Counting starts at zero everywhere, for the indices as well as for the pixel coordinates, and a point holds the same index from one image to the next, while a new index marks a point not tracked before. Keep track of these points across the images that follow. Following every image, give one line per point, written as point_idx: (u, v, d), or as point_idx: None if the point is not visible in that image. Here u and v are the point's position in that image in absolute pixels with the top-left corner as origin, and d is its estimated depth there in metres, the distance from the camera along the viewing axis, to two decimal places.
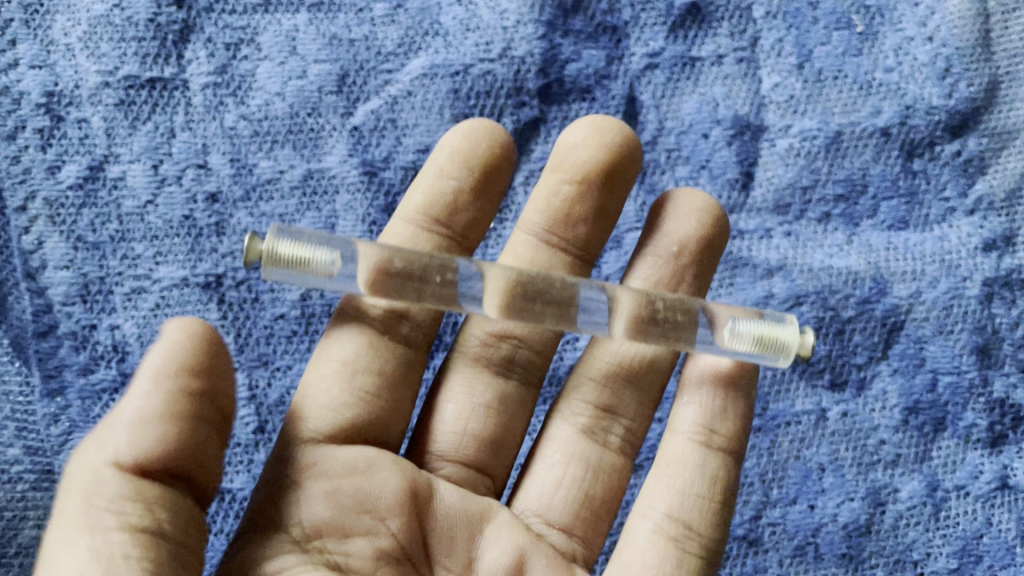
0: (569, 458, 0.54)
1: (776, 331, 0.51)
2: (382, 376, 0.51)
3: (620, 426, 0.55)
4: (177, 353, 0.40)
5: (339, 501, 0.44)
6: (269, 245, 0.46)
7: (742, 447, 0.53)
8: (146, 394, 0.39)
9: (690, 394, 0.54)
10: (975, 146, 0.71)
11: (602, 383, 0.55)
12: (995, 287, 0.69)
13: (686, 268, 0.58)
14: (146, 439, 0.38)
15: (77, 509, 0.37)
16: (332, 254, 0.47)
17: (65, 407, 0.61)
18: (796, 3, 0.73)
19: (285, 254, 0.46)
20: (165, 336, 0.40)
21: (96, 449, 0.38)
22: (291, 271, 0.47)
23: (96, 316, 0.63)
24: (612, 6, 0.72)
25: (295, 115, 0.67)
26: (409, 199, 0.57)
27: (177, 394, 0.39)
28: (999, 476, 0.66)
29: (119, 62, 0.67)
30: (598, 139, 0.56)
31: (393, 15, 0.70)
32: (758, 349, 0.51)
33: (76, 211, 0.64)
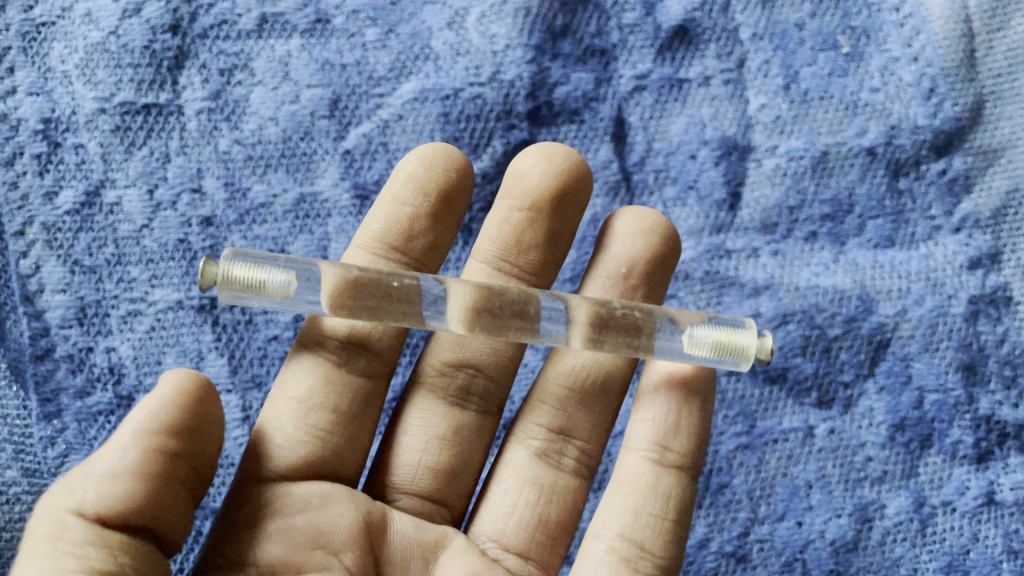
0: (523, 483, 0.56)
1: (734, 335, 0.52)
2: (336, 413, 0.52)
3: (575, 447, 0.57)
4: (161, 411, 0.43)
5: (293, 539, 0.46)
6: (222, 270, 0.48)
7: (697, 463, 0.54)
8: (122, 447, 0.42)
9: (644, 410, 0.55)
10: (960, 165, 0.72)
11: (556, 407, 0.57)
12: (981, 304, 0.69)
13: (635, 289, 0.59)
14: (114, 492, 0.41)
15: (43, 551, 0.40)
16: (284, 275, 0.49)
17: (62, 430, 0.62)
18: (782, 25, 0.74)
19: (239, 276, 0.48)
20: (156, 393, 0.43)
21: (67, 494, 0.41)
22: (246, 293, 0.49)
23: (93, 338, 0.64)
24: (600, 30, 0.73)
25: (288, 139, 0.69)
26: (365, 224, 0.59)
27: (151, 451, 0.42)
28: (985, 492, 0.66)
29: (115, 89, 0.68)
30: (547, 165, 0.59)
31: (384, 40, 0.71)
32: (717, 354, 0.52)
33: (73, 235, 0.66)
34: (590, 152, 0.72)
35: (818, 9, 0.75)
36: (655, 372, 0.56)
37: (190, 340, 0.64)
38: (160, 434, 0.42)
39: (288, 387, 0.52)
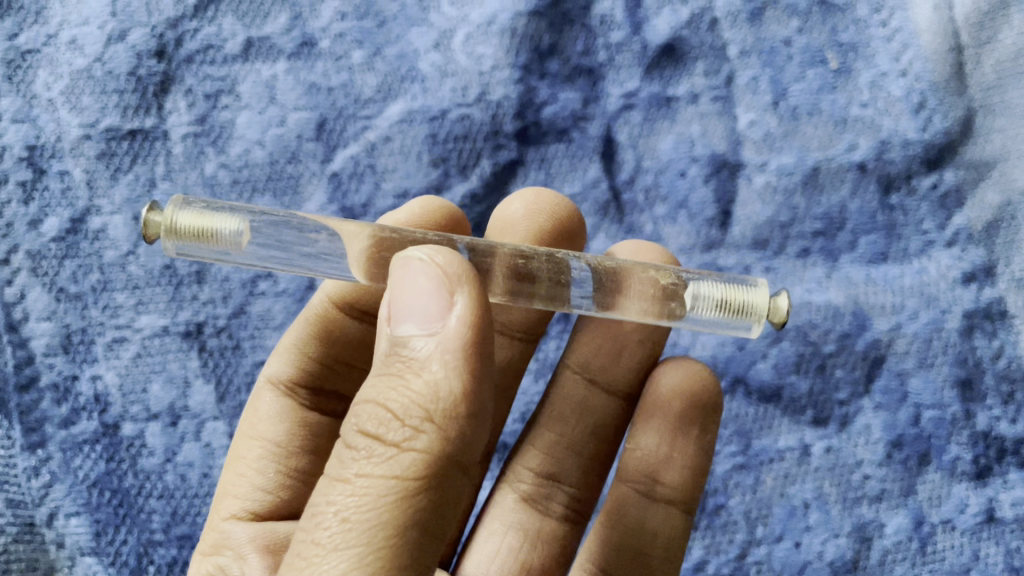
0: (507, 529, 0.57)
1: (741, 293, 0.44)
2: (317, 454, 0.58)
3: (563, 492, 0.58)
4: (471, 337, 0.37)
5: None
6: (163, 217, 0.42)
7: (687, 496, 0.55)
8: (452, 362, 0.36)
9: (636, 439, 0.55)
10: (952, 179, 0.71)
11: (543, 453, 0.58)
12: (975, 318, 0.68)
13: (629, 336, 0.56)
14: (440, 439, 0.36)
15: (360, 533, 0.35)
16: (238, 222, 0.43)
17: (46, 460, 0.61)
18: (770, 41, 0.74)
19: (186, 227, 0.42)
20: (462, 310, 0.37)
21: (388, 449, 0.36)
22: (196, 245, 0.43)
23: (78, 367, 0.63)
24: (587, 49, 0.73)
25: (275, 163, 0.68)
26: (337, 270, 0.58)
27: (475, 381, 0.37)
28: (986, 509, 0.64)
29: (99, 114, 0.68)
30: (531, 224, 0.58)
31: (371, 62, 0.71)
32: (724, 315, 0.44)
33: (59, 262, 0.65)
34: (580, 172, 0.72)
35: (806, 25, 0.75)
36: (649, 402, 0.55)
37: (177, 366, 0.63)
38: (440, 339, 0.37)
39: (262, 427, 0.58)
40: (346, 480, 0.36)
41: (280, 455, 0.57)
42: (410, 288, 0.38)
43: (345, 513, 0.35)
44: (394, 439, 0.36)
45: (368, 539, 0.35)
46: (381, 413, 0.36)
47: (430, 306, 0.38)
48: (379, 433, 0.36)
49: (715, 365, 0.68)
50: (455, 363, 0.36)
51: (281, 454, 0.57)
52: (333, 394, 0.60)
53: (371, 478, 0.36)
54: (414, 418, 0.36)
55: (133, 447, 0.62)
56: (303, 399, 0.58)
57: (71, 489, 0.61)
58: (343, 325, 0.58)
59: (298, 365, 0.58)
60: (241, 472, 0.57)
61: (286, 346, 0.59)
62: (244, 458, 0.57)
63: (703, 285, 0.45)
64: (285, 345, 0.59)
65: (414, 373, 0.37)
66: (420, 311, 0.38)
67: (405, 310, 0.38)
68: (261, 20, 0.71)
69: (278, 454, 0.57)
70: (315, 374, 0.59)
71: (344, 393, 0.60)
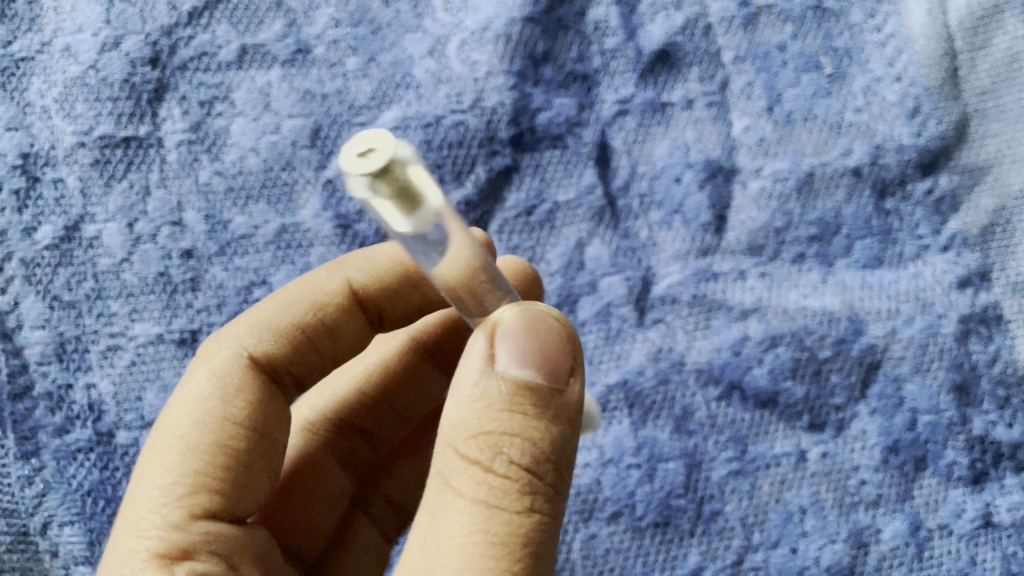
0: None
1: None
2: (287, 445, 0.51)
3: None
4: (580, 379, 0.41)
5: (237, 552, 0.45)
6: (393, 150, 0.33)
7: None
8: (567, 400, 0.40)
9: None
10: (946, 184, 0.71)
11: None
12: (971, 323, 0.68)
13: None
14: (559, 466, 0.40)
15: (503, 552, 0.37)
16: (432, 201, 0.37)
17: (39, 469, 0.61)
18: (764, 47, 0.74)
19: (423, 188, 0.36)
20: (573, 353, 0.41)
21: (520, 476, 0.38)
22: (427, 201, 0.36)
23: (72, 375, 0.63)
24: (582, 56, 0.74)
25: (269, 169, 0.68)
26: (360, 257, 0.55)
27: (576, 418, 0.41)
28: (982, 514, 0.64)
29: (94, 122, 0.68)
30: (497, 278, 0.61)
31: (366, 69, 0.71)
32: None
33: (52, 270, 0.65)
34: (575, 177, 0.71)
35: (800, 31, 0.75)
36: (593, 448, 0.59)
37: (171, 374, 0.63)
38: (564, 395, 0.40)
39: (211, 406, 0.47)
40: (473, 511, 0.38)
41: (229, 453, 0.46)
42: (529, 334, 0.40)
43: (476, 540, 0.37)
44: (527, 478, 0.38)
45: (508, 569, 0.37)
46: (510, 453, 0.38)
47: (543, 346, 0.40)
48: (513, 473, 0.38)
49: (711, 370, 0.68)
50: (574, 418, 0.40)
51: (232, 451, 0.46)
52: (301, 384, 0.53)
53: (505, 504, 0.38)
54: (544, 464, 0.39)
55: (127, 456, 0.61)
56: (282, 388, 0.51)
57: (64, 498, 0.60)
58: (355, 311, 0.54)
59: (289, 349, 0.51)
60: (193, 437, 0.46)
61: (270, 323, 0.52)
62: (193, 446, 0.45)
63: None
64: (269, 318, 0.52)
65: (540, 421, 0.39)
66: (533, 351, 0.40)
67: (530, 354, 0.40)
68: (256, 27, 0.71)
69: (229, 450, 0.46)
70: (302, 360, 0.52)
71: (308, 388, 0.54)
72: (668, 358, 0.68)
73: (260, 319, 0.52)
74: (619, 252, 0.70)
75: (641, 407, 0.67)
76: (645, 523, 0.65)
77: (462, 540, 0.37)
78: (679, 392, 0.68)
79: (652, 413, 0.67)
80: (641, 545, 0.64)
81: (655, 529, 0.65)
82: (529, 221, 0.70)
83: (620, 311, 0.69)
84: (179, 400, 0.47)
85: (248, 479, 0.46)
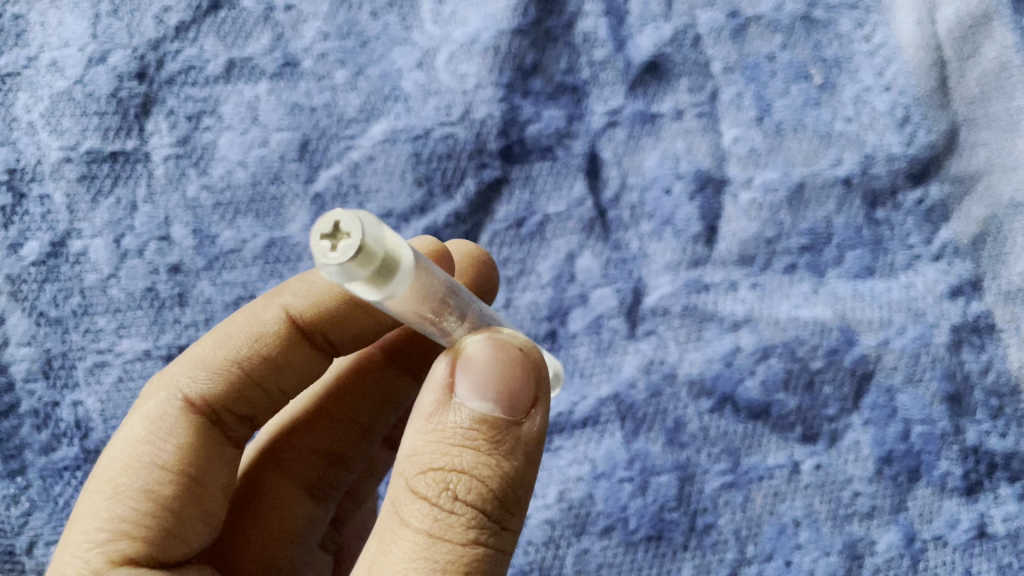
0: None
1: None
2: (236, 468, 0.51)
3: None
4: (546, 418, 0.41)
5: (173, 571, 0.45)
6: (366, 228, 0.31)
7: None
8: (531, 441, 0.40)
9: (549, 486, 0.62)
10: (937, 193, 0.71)
11: None
12: (963, 333, 0.68)
13: None
14: (508, 504, 0.39)
15: None
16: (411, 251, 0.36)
17: (25, 487, 0.60)
18: (753, 58, 0.74)
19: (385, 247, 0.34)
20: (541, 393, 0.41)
21: (464, 513, 0.38)
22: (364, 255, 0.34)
23: (59, 392, 0.62)
24: (571, 67, 0.73)
25: (257, 183, 0.68)
26: (297, 284, 0.53)
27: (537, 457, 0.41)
28: (977, 525, 0.64)
29: (80, 137, 0.67)
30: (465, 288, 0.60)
31: (354, 82, 0.71)
32: None
33: (38, 286, 0.64)
34: (564, 189, 0.71)
35: (789, 41, 0.75)
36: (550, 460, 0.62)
37: None
38: (520, 427, 0.40)
39: (144, 449, 0.47)
40: (417, 548, 0.38)
41: (162, 499, 0.45)
42: (484, 363, 0.40)
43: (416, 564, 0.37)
44: (476, 516, 0.38)
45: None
46: (457, 490, 0.38)
47: (507, 382, 0.39)
48: (460, 510, 0.38)
49: (703, 382, 0.67)
50: (530, 450, 0.40)
51: (162, 497, 0.46)
52: (245, 422, 0.52)
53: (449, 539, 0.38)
54: (493, 500, 0.39)
55: None
56: (220, 427, 0.50)
57: (50, 517, 0.60)
58: (294, 341, 0.53)
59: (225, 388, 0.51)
60: (122, 470, 0.46)
61: (203, 361, 0.51)
62: (120, 491, 0.45)
63: None
64: (203, 358, 0.51)
65: (492, 456, 0.39)
66: (492, 380, 0.39)
67: (485, 386, 0.39)
68: (243, 41, 0.70)
69: (161, 498, 0.46)
70: (241, 398, 0.51)
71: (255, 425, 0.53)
72: (660, 369, 0.68)
73: (197, 359, 0.51)
74: (610, 264, 0.70)
75: (633, 419, 0.67)
76: (638, 537, 0.64)
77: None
78: (672, 405, 0.67)
79: (644, 425, 0.67)
80: (634, 559, 0.64)
81: (648, 543, 0.64)
82: (519, 233, 0.70)
83: (612, 323, 0.69)
84: (115, 444, 0.47)
85: (181, 503, 0.46)
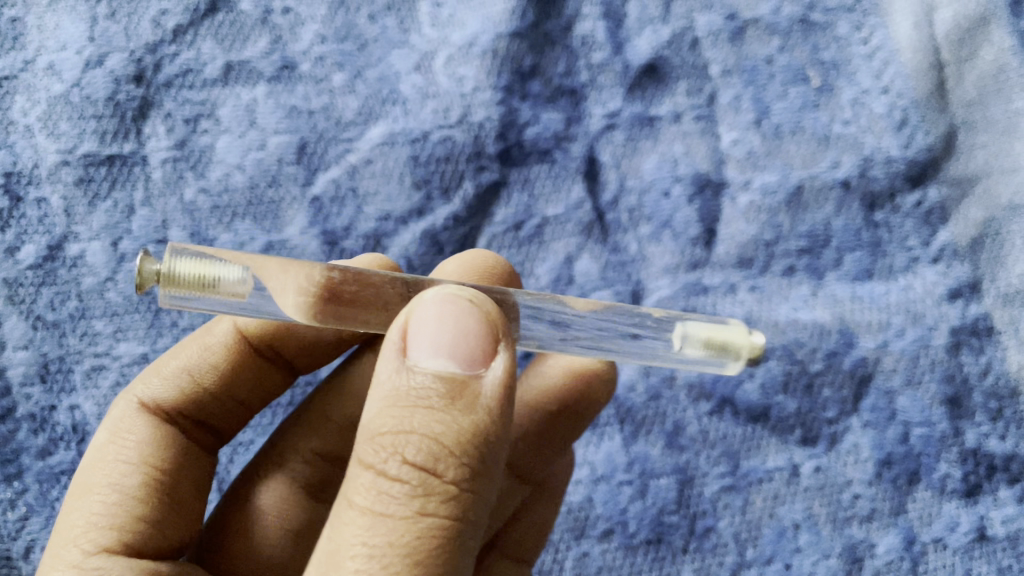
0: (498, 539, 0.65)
1: (722, 332, 0.45)
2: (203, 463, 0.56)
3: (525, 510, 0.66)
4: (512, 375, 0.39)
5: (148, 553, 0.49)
6: (170, 257, 0.42)
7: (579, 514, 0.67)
8: (491, 398, 0.38)
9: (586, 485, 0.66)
10: (936, 196, 0.71)
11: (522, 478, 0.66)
12: (962, 335, 0.68)
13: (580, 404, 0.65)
14: (469, 465, 0.38)
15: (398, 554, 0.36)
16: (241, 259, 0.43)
17: (22, 492, 0.60)
18: (751, 60, 0.74)
19: (184, 274, 0.41)
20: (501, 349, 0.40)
21: (417, 476, 0.37)
22: (196, 293, 0.42)
23: (56, 396, 0.62)
24: (569, 69, 0.73)
25: (255, 186, 0.68)
26: None
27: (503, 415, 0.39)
28: (976, 528, 0.64)
29: (77, 140, 0.67)
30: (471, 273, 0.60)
31: (352, 85, 0.71)
32: (706, 353, 0.45)
33: (35, 290, 0.64)
34: (563, 192, 0.71)
35: (787, 43, 0.75)
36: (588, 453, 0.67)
37: None
38: (477, 382, 0.38)
39: (113, 451, 0.53)
40: (367, 518, 0.37)
41: (128, 489, 0.51)
42: (428, 319, 0.39)
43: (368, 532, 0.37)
44: (429, 480, 0.37)
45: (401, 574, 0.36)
46: (405, 453, 0.37)
47: (458, 340, 0.39)
48: (407, 474, 0.37)
49: (702, 385, 0.68)
50: (492, 406, 0.38)
51: (129, 487, 0.51)
52: (204, 425, 0.57)
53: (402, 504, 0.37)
54: (449, 460, 0.37)
55: None
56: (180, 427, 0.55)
57: (48, 521, 0.60)
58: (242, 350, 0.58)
59: (183, 393, 0.56)
60: (93, 471, 0.52)
61: (161, 370, 0.57)
62: (91, 488, 0.51)
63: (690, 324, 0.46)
64: (161, 368, 0.57)
65: (446, 415, 0.38)
66: (445, 340, 0.39)
67: (438, 345, 0.39)
68: (240, 44, 0.70)
69: (128, 489, 0.51)
70: (197, 404, 0.57)
71: (218, 430, 0.58)
72: (659, 372, 0.69)
73: (157, 372, 0.57)
74: (609, 266, 0.70)
75: (632, 422, 0.68)
76: (638, 540, 0.65)
77: (353, 549, 0.37)
78: (671, 407, 0.68)
79: (643, 428, 0.67)
80: (633, 562, 0.64)
81: (648, 546, 0.64)
82: (518, 236, 0.70)
83: None
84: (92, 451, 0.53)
85: (148, 491, 0.51)
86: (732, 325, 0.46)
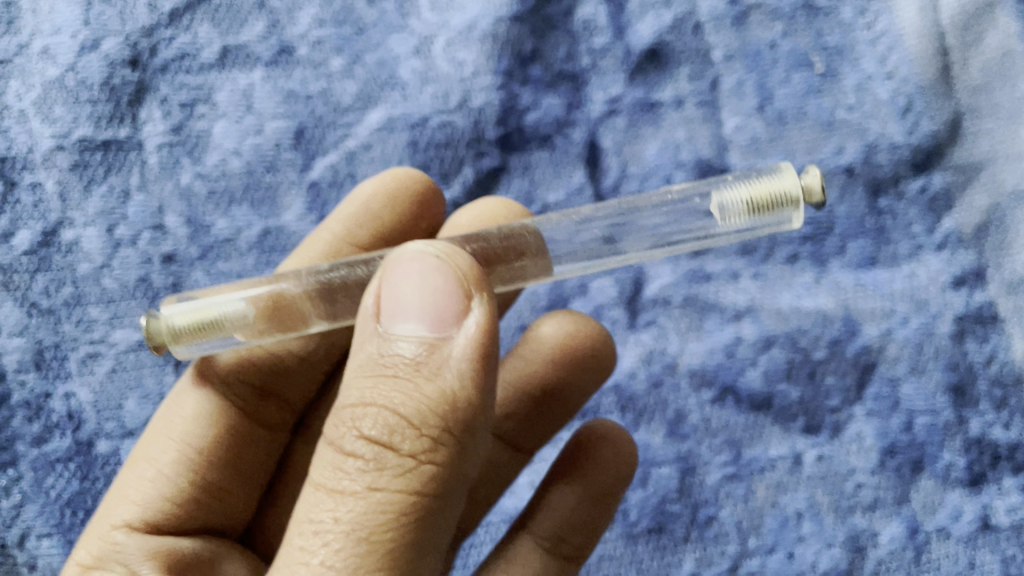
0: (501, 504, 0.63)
1: (767, 185, 0.42)
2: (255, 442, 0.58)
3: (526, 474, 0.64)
4: (489, 340, 0.37)
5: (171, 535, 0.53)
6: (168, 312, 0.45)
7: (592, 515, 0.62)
8: (460, 364, 0.37)
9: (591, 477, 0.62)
10: (941, 182, 0.70)
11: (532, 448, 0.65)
12: (966, 322, 0.67)
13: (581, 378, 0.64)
14: (428, 435, 0.36)
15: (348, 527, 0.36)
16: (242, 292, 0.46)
17: (17, 479, 0.60)
18: (754, 45, 0.73)
19: (184, 326, 0.45)
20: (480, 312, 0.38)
21: (374, 446, 0.36)
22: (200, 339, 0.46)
23: (50, 383, 0.62)
24: (570, 54, 0.72)
25: (252, 172, 0.67)
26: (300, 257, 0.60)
27: (475, 383, 0.37)
28: (980, 516, 0.64)
29: (73, 125, 0.66)
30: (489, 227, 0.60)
31: (351, 69, 0.70)
32: (755, 215, 0.42)
33: (30, 276, 0.64)
34: (564, 178, 0.70)
35: (790, 28, 0.73)
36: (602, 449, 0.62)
37: (153, 382, 0.62)
38: (447, 347, 0.37)
39: (162, 424, 0.55)
40: (319, 494, 0.37)
41: (163, 467, 0.54)
42: (400, 282, 0.38)
43: (324, 505, 0.36)
44: (381, 452, 0.36)
45: (341, 550, 0.35)
46: (363, 426, 0.36)
47: (432, 299, 0.38)
48: (363, 447, 0.36)
49: (704, 373, 0.68)
50: (462, 371, 0.37)
51: (167, 468, 0.54)
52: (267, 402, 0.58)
53: (359, 476, 0.36)
54: (403, 434, 0.36)
55: (108, 465, 0.61)
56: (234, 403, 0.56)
57: (42, 508, 0.60)
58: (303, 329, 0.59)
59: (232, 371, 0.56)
60: (145, 443, 0.55)
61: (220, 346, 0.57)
62: (139, 463, 0.54)
63: (725, 193, 0.43)
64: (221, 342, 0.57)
65: (410, 383, 0.36)
66: (417, 301, 0.38)
67: (412, 308, 0.38)
68: (238, 28, 0.69)
69: (164, 467, 0.54)
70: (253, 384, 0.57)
71: (271, 410, 0.59)
72: (661, 360, 0.69)
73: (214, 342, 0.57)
74: None
75: (631, 411, 0.68)
76: (639, 529, 0.65)
77: (303, 524, 0.37)
78: (672, 396, 0.68)
79: (645, 417, 0.68)
80: (635, 552, 0.65)
81: (650, 535, 0.65)
82: None
83: (612, 313, 0.70)
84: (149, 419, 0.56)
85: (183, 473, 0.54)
86: (779, 173, 0.42)
